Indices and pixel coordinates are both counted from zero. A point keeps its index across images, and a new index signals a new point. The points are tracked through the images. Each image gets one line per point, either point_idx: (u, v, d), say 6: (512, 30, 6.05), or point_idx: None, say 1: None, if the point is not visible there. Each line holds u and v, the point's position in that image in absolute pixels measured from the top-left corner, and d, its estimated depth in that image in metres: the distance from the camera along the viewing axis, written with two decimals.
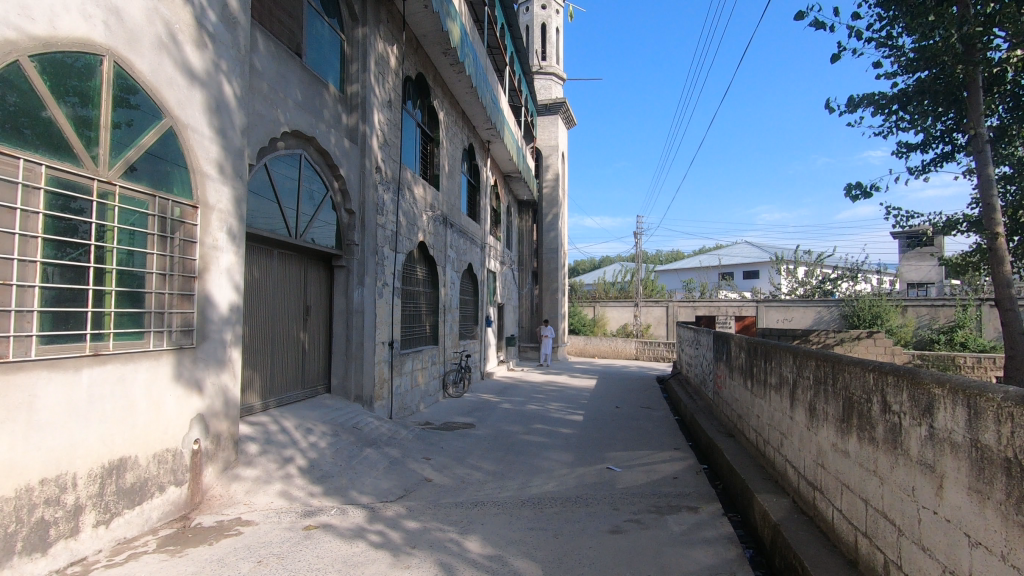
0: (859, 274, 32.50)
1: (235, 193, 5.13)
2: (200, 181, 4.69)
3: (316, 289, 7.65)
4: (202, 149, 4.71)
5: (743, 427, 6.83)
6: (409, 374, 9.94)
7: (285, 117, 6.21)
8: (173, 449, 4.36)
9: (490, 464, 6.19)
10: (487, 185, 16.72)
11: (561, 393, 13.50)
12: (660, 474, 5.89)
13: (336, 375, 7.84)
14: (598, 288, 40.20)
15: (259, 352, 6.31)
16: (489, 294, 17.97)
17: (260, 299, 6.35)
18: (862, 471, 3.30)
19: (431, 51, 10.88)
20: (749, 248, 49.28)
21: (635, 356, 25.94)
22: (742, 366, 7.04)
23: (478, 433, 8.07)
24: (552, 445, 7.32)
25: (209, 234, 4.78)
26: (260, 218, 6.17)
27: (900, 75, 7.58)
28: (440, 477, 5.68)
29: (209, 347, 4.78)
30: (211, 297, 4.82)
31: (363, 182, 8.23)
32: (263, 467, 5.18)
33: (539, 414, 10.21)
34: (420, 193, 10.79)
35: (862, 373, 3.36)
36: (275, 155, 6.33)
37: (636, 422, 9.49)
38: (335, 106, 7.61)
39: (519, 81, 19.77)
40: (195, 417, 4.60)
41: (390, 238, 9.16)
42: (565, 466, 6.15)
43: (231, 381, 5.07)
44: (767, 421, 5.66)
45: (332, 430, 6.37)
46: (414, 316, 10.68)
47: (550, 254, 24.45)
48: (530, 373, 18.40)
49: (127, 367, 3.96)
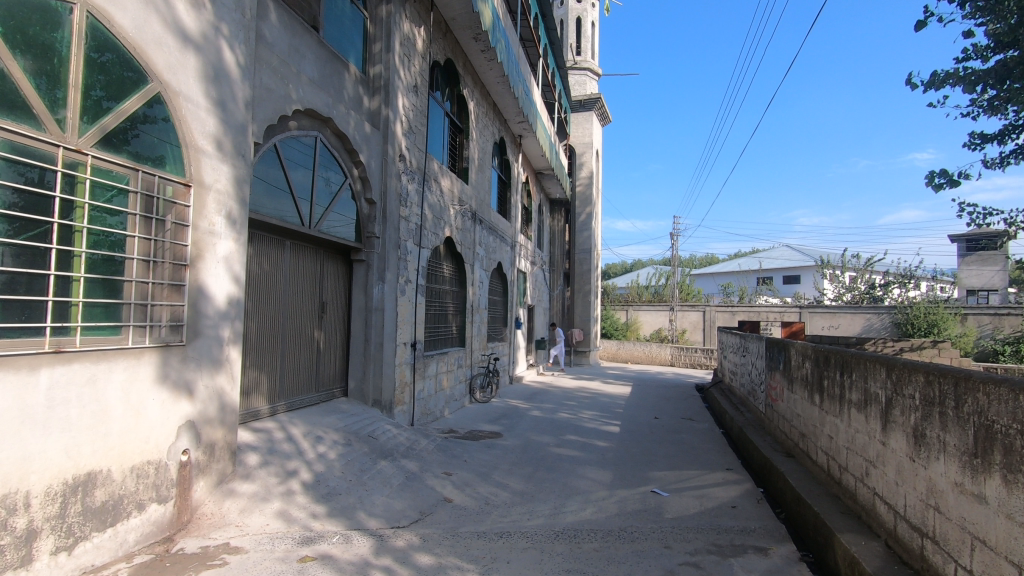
0: (912, 279, 30.71)
1: (237, 174, 4.59)
2: (194, 157, 4.15)
3: (334, 285, 7.10)
4: (198, 122, 4.17)
5: (809, 448, 5.95)
6: (433, 377, 9.34)
7: (298, 94, 5.66)
8: (156, 462, 3.80)
9: (519, 484, 5.48)
10: (518, 182, 16.08)
11: (594, 401, 12.69)
12: (715, 502, 5.08)
13: (353, 378, 7.28)
14: (631, 291, 38.97)
15: (267, 352, 5.78)
16: (519, 295, 17.30)
17: (269, 295, 5.82)
18: (1010, 525, 2.50)
19: (461, 37, 10.30)
20: (791, 252, 47.33)
21: (671, 363, 24.94)
22: (808, 377, 6.16)
23: (506, 445, 7.36)
24: (587, 461, 6.56)
25: (203, 217, 4.24)
26: (268, 204, 5.60)
27: (998, 46, 6.61)
28: (462, 497, 5.00)
29: (202, 345, 4.24)
30: (206, 288, 4.27)
31: (386, 170, 7.65)
32: (262, 482, 4.58)
33: (571, 423, 9.46)
34: (447, 186, 10.19)
35: (1011, 397, 2.55)
36: (286, 135, 5.79)
37: (679, 436, 8.64)
38: (356, 88, 7.06)
39: (554, 75, 19.06)
40: (184, 423, 4.05)
41: (415, 232, 8.58)
42: (602, 488, 5.39)
43: (227, 384, 4.50)
44: (845, 443, 4.82)
45: (344, 439, 5.78)
46: (440, 316, 10.08)
47: (583, 256, 23.58)
48: (560, 379, 17.59)
49: (100, 367, 3.41)
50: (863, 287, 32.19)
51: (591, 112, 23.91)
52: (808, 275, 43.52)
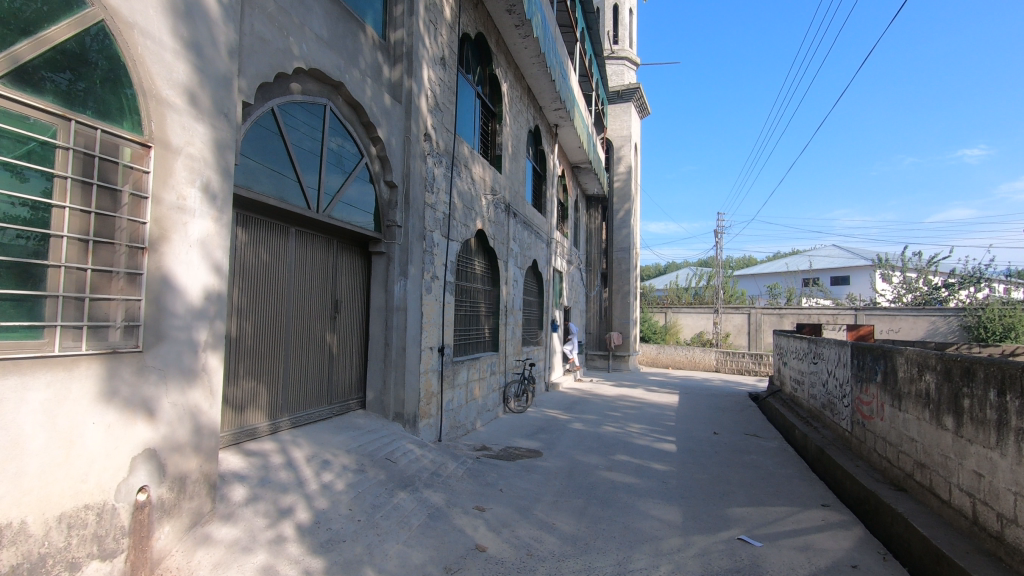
0: (982, 279, 28.41)
1: (218, 137, 3.68)
2: (156, 110, 3.24)
3: (350, 281, 6.18)
4: (161, 66, 3.25)
5: (934, 485, 4.68)
6: (463, 386, 8.35)
7: (301, 51, 4.74)
8: (98, 507, 2.88)
9: (569, 525, 4.40)
10: (554, 174, 15.04)
11: (641, 412, 11.48)
12: (827, 559, 3.92)
13: (372, 388, 6.34)
14: (668, 293, 37.34)
15: (266, 359, 4.88)
16: (555, 296, 16.21)
17: (268, 291, 4.91)
18: None
19: (494, 9, 9.30)
20: (839, 252, 44.85)
21: (716, 368, 23.49)
22: (931, 394, 4.89)
23: (547, 467, 6.30)
24: (646, 491, 5.44)
25: (170, 189, 3.33)
26: (266, 181, 4.68)
27: None
28: (499, 545, 3.96)
29: (168, 352, 3.32)
30: (174, 279, 3.35)
31: (408, 150, 6.70)
32: (246, 524, 3.60)
33: (619, 439, 8.32)
34: (479, 172, 9.22)
35: None
36: (287, 99, 4.86)
37: (748, 458, 7.42)
38: (373, 54, 6.14)
39: (591, 62, 17.94)
40: (140, 452, 3.12)
41: (443, 222, 7.62)
42: (674, 534, 4.28)
43: (205, 401, 3.59)
44: (1010, 486, 3.60)
45: (356, 465, 4.82)
46: (471, 317, 9.09)
47: (621, 254, 22.27)
48: (599, 386, 16.38)
49: (6, 384, 2.50)
50: (924, 288, 29.96)
51: (630, 103, 22.70)
52: (859, 276, 41.01)
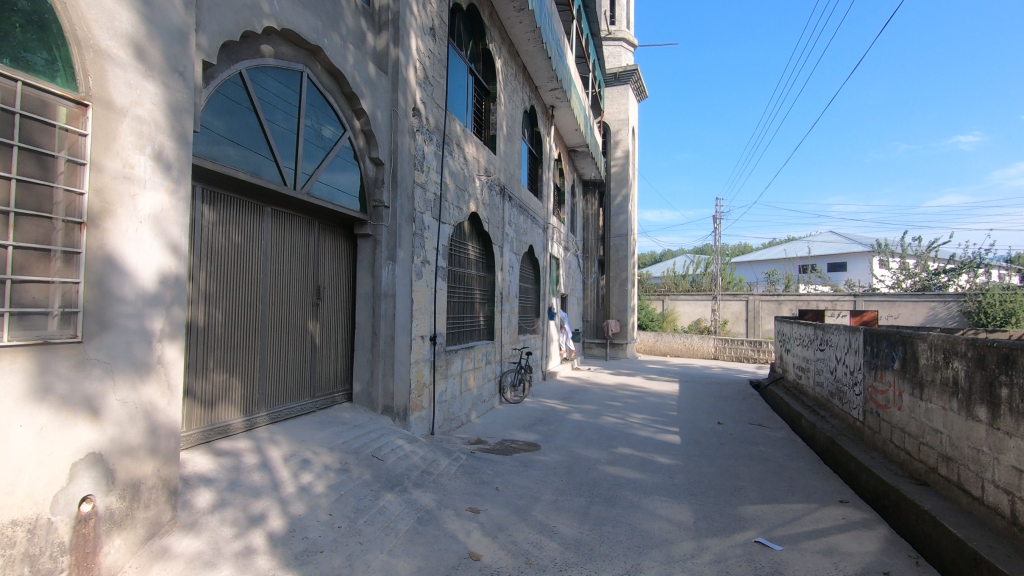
0: (982, 265, 28.18)
1: (172, 99, 3.24)
2: (95, 64, 2.80)
3: (333, 266, 5.76)
4: (99, 12, 2.81)
5: (964, 480, 4.33)
6: (456, 377, 7.96)
7: (272, 9, 4.29)
8: (29, 522, 2.48)
9: (572, 528, 4.04)
10: (550, 157, 14.58)
11: (641, 401, 11.15)
12: (855, 564, 3.57)
13: (359, 379, 5.96)
14: (666, 281, 36.97)
15: (240, 349, 4.47)
16: (551, 282, 15.82)
17: (240, 275, 4.49)
18: None
19: None
20: (836, 238, 44.58)
21: (714, 356, 23.22)
22: (960, 383, 4.53)
23: (545, 462, 5.94)
24: (652, 488, 5.09)
25: (114, 156, 2.90)
26: (235, 154, 4.24)
27: None
28: (495, 553, 3.60)
29: (116, 342, 2.91)
30: (121, 260, 2.93)
31: (395, 125, 6.24)
32: (211, 535, 3.21)
33: (621, 430, 7.97)
34: (472, 152, 8.77)
35: None
36: (257, 63, 4.40)
37: (756, 450, 7.08)
38: (355, 19, 5.67)
39: (588, 43, 17.41)
40: (83, 457, 2.72)
41: (434, 203, 7.19)
42: (686, 537, 3.93)
43: (162, 398, 3.18)
44: None
45: (339, 464, 4.44)
46: (465, 304, 8.69)
47: (619, 240, 21.86)
48: (597, 375, 16.05)
49: None
50: (924, 274, 29.73)
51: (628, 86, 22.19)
52: (857, 262, 40.75)
